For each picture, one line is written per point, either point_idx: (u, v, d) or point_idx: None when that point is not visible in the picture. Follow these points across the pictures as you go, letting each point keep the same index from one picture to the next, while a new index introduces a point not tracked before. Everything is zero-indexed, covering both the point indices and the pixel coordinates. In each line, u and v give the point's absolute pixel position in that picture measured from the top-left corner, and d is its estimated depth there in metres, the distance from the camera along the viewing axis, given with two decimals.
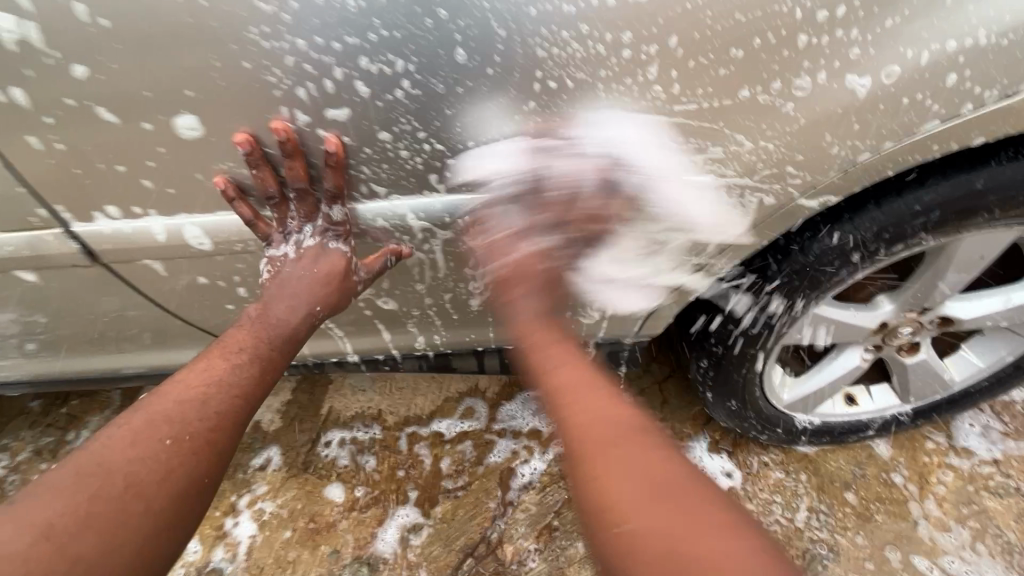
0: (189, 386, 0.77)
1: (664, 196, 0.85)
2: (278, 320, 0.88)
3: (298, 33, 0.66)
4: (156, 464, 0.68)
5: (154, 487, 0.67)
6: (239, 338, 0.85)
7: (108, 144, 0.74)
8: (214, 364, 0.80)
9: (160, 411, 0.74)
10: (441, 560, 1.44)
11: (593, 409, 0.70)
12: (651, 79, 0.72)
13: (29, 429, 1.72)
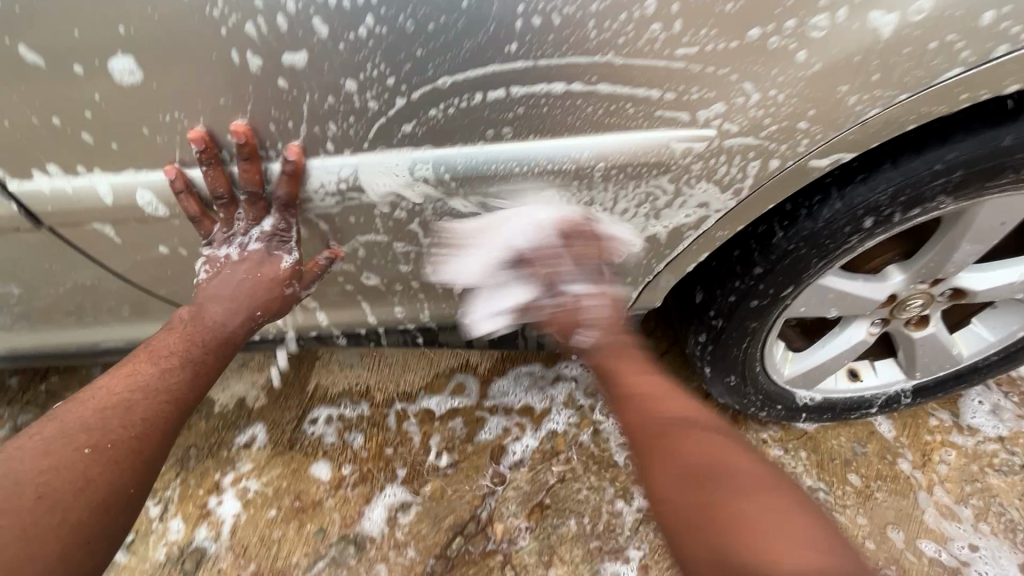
0: (113, 393, 0.79)
1: (667, 154, 0.77)
2: (208, 323, 0.89)
3: None
4: (71, 473, 0.71)
5: (68, 498, 0.70)
6: (169, 342, 0.86)
7: (40, 91, 0.66)
8: (141, 369, 0.83)
9: (77, 419, 0.76)
10: (430, 538, 1.41)
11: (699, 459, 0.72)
12: (649, 15, 0.64)
13: (7, 406, 1.67)
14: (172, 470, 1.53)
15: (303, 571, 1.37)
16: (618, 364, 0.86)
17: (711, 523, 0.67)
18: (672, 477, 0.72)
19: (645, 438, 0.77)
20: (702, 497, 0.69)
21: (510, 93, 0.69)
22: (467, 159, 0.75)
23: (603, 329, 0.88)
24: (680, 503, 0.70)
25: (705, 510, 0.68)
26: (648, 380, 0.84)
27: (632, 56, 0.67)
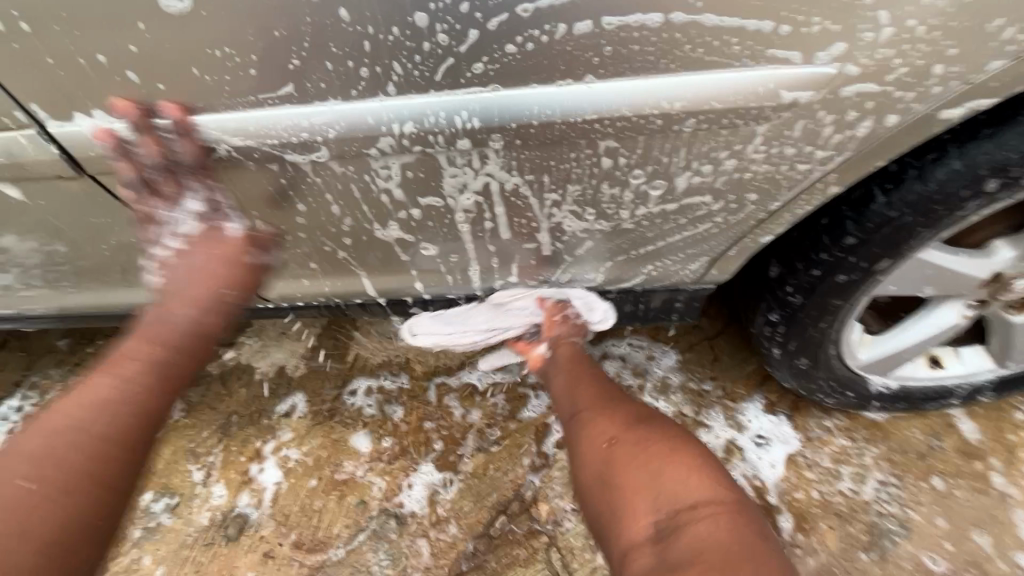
0: (65, 414, 0.75)
1: (774, 104, 0.67)
2: (167, 320, 0.85)
3: None
4: (15, 513, 0.67)
5: (12, 541, 0.66)
6: (127, 349, 0.83)
7: (80, 20, 0.58)
8: (98, 382, 0.78)
9: (25, 447, 0.72)
10: (472, 515, 1.36)
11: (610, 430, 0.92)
12: None
13: (57, 367, 1.68)
14: (214, 436, 1.52)
15: (344, 543, 1.35)
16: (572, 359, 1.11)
17: (621, 467, 0.85)
18: (600, 433, 0.93)
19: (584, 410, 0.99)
20: (619, 446, 0.88)
21: (600, 24, 0.59)
22: (544, 108, 0.66)
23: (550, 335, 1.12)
24: (603, 453, 0.89)
25: (620, 453, 0.87)
26: (586, 373, 1.08)
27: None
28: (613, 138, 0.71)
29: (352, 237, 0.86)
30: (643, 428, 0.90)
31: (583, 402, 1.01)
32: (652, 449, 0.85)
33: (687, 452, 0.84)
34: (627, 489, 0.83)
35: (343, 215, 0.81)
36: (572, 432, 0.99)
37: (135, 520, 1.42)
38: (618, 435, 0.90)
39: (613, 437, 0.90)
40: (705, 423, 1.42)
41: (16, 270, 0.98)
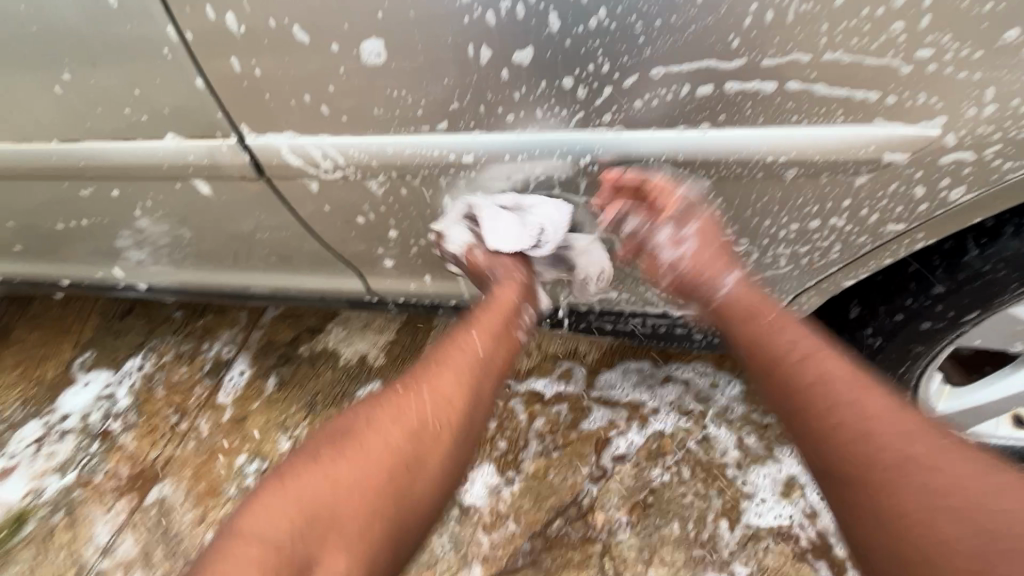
0: (459, 360, 0.90)
1: (874, 166, 0.72)
2: (491, 343, 0.92)
3: None
4: (424, 432, 0.84)
5: (418, 454, 0.83)
6: (448, 367, 0.90)
7: (300, 69, 0.73)
8: (472, 342, 0.92)
9: (444, 382, 0.88)
10: (531, 515, 1.44)
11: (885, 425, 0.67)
12: (896, 9, 0.58)
13: (172, 335, 1.89)
14: (302, 411, 1.67)
15: None
16: (770, 331, 0.79)
17: (895, 476, 0.63)
18: (855, 452, 0.66)
19: (831, 401, 0.70)
20: (939, 513, 0.60)
21: (722, 88, 0.67)
22: (659, 154, 0.75)
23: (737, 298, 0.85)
24: (885, 494, 0.63)
25: (872, 455, 0.65)
26: (828, 364, 0.74)
27: (863, 61, 0.62)
28: (715, 182, 0.79)
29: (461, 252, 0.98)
30: (904, 417, 0.68)
31: (835, 410, 0.70)
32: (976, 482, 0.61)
33: None
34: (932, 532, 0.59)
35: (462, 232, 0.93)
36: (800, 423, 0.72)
37: (230, 478, 1.57)
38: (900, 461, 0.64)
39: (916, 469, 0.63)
40: (773, 456, 1.47)
41: (169, 249, 1.13)
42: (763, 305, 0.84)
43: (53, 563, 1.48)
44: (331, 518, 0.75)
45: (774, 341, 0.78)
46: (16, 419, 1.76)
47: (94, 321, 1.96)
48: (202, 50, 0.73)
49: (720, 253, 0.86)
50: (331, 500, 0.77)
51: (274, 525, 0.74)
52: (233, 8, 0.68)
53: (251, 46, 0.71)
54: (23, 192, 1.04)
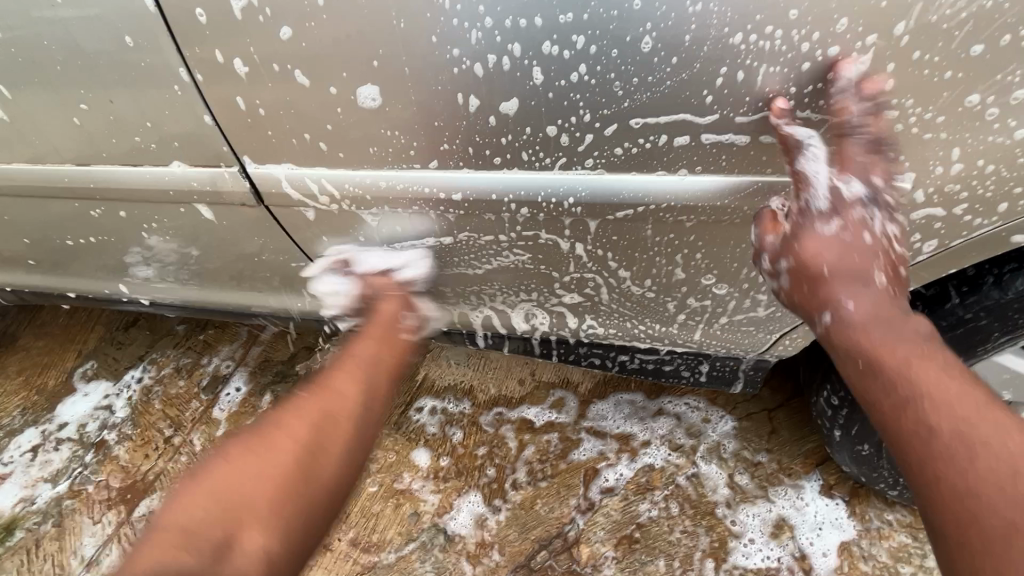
0: (356, 362, 0.94)
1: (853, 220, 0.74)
2: (386, 341, 0.98)
3: (487, 11, 0.63)
4: (336, 424, 0.86)
5: (332, 444, 0.84)
6: (348, 361, 0.95)
7: (300, 109, 0.77)
8: (370, 344, 0.97)
9: (348, 377, 0.92)
10: (516, 545, 1.43)
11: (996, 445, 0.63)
12: (861, 72, 0.61)
13: (173, 348, 1.92)
14: None
15: (396, 549, 1.45)
16: (890, 334, 0.72)
17: (1011, 489, 0.60)
18: (964, 472, 0.62)
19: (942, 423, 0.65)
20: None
21: (698, 139, 0.70)
22: (641, 197, 0.77)
23: (875, 304, 0.72)
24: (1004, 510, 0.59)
25: (985, 472, 0.61)
26: (936, 369, 0.69)
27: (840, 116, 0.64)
28: (695, 226, 0.82)
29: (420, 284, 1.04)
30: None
31: (939, 424, 0.65)
32: None
33: None
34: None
35: (453, 265, 0.98)
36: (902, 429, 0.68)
37: None
38: (1010, 471, 0.61)
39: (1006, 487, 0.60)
40: (763, 496, 1.46)
41: (172, 267, 1.17)
42: (893, 320, 0.72)
43: (37, 574, 1.48)
44: (247, 505, 0.75)
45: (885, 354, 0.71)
46: (15, 426, 1.78)
47: (98, 332, 2.00)
48: (209, 89, 0.77)
49: (855, 259, 0.73)
50: (248, 486, 0.77)
51: (191, 512, 0.75)
52: (241, 54, 0.73)
53: (255, 87, 0.76)
54: (36, 209, 1.09)
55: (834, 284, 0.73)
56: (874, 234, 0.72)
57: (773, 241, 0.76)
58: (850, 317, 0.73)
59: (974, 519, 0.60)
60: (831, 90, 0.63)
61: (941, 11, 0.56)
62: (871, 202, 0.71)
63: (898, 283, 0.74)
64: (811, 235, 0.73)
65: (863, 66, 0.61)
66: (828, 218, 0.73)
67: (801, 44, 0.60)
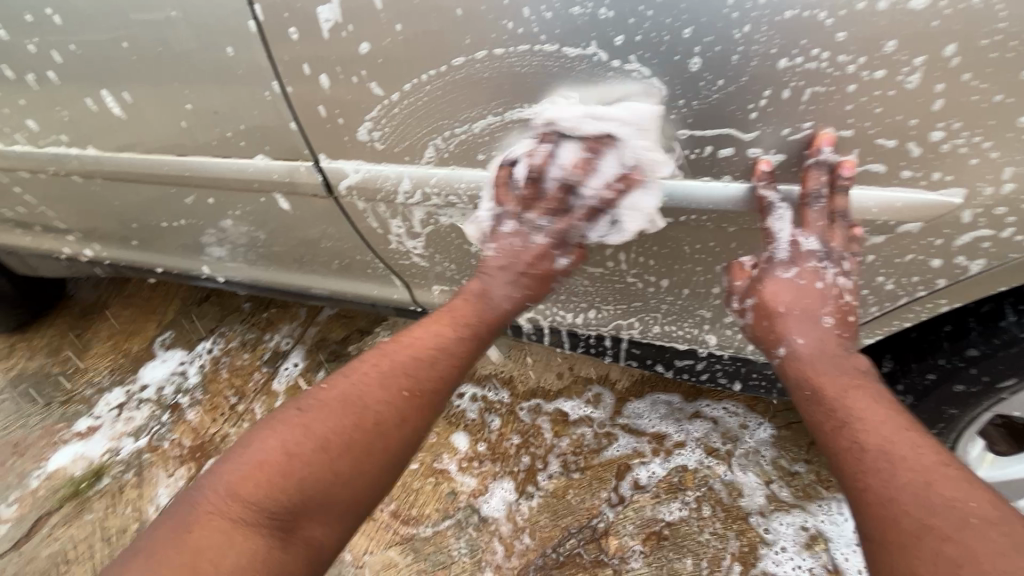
0: (426, 348, 0.89)
1: (888, 231, 0.77)
2: (469, 334, 0.92)
3: (547, 35, 0.69)
4: (393, 408, 0.83)
5: (388, 432, 0.82)
6: (427, 342, 0.90)
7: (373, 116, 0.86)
8: (445, 332, 0.91)
9: (417, 359, 0.88)
10: (546, 531, 1.48)
11: (913, 463, 0.68)
12: (909, 89, 0.63)
13: (240, 323, 2.10)
14: None
15: (432, 524, 1.53)
16: (832, 368, 0.80)
17: (923, 493, 0.65)
18: (888, 480, 0.68)
19: (868, 446, 0.71)
20: (969, 525, 0.61)
21: (743, 152, 0.73)
22: (684, 203, 0.81)
23: (820, 340, 0.82)
24: (916, 510, 0.64)
25: (903, 482, 0.67)
26: (866, 397, 0.76)
27: (847, 177, 0.71)
28: (737, 230, 0.84)
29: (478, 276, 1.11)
30: (949, 469, 0.67)
31: (868, 442, 0.72)
32: (965, 509, 0.63)
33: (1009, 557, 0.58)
34: (969, 540, 0.60)
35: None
36: (835, 448, 0.74)
37: None
38: (924, 479, 0.66)
39: (903, 489, 0.66)
40: (798, 506, 1.45)
41: (245, 248, 1.29)
42: (839, 358, 0.81)
43: (119, 516, 1.66)
44: (297, 487, 0.76)
45: (823, 386, 0.79)
46: (104, 384, 2.00)
47: (176, 305, 2.21)
48: (297, 97, 0.87)
49: (811, 299, 0.82)
50: (324, 463, 0.78)
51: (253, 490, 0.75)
52: (327, 71, 0.82)
53: (335, 98, 0.85)
54: (138, 195, 1.23)
55: (789, 322, 0.83)
56: (826, 282, 0.81)
57: (741, 284, 0.87)
58: (798, 352, 0.83)
59: (892, 522, 0.65)
60: (876, 110, 0.65)
61: (993, 35, 0.58)
62: (824, 258, 0.79)
63: (847, 328, 0.82)
64: (772, 279, 0.83)
65: (911, 85, 0.62)
66: (787, 266, 0.83)
67: (847, 66, 0.62)
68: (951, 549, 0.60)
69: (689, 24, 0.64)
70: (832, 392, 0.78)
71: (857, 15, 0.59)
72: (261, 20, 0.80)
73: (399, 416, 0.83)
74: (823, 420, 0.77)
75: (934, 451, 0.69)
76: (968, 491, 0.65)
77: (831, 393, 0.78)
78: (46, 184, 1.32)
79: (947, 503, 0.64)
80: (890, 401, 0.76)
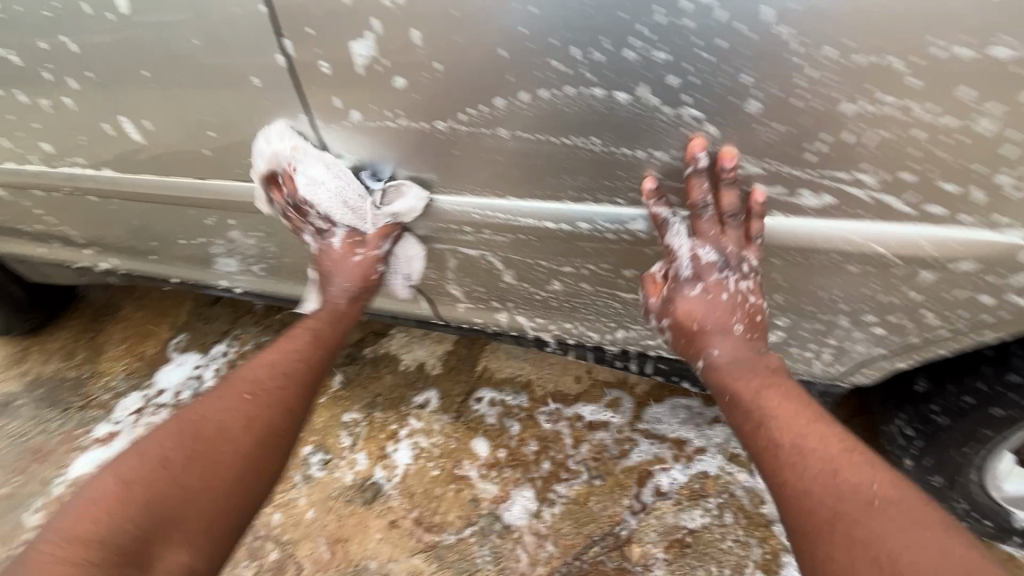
0: (270, 360, 1.02)
1: (938, 267, 0.74)
2: (320, 337, 1.08)
3: (598, 76, 0.68)
4: (241, 412, 0.93)
5: (240, 432, 0.91)
6: (274, 355, 1.03)
7: (420, 150, 0.86)
8: (289, 342, 1.06)
9: (257, 369, 1.00)
10: (569, 538, 1.49)
11: (815, 455, 0.75)
12: (983, 134, 0.62)
13: (254, 326, 2.10)
14: (362, 410, 1.83)
15: (455, 531, 1.54)
16: (748, 372, 0.86)
17: (833, 483, 0.72)
18: (800, 474, 0.74)
19: (781, 441, 0.78)
20: (874, 508, 0.68)
21: (800, 193, 0.74)
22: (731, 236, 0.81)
23: (735, 349, 0.87)
24: (826, 498, 0.71)
25: (814, 474, 0.73)
26: (780, 394, 0.83)
27: (728, 168, 0.72)
28: (783, 262, 0.85)
29: (505, 295, 1.10)
30: (853, 455, 0.74)
31: (782, 439, 0.78)
32: (866, 495, 0.69)
33: (907, 538, 0.64)
34: (875, 523, 0.66)
35: (533, 286, 1.04)
36: (756, 448, 0.80)
37: (297, 466, 1.73)
38: (832, 467, 0.73)
39: (815, 481, 0.72)
40: None
41: (252, 261, 1.28)
42: (749, 361, 0.87)
43: None
44: (151, 505, 0.80)
45: (738, 391, 0.85)
46: (120, 389, 2.00)
47: (189, 307, 2.21)
48: (325, 130, 0.88)
49: (723, 309, 0.87)
50: (178, 475, 0.84)
51: (105, 522, 0.77)
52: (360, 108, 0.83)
53: (373, 131, 0.85)
54: (157, 215, 1.21)
55: (706, 335, 0.89)
56: (731, 292, 0.86)
57: (655, 301, 0.90)
58: (717, 362, 0.88)
59: (808, 508, 0.71)
60: (942, 156, 0.65)
61: None
62: (724, 267, 0.84)
63: (756, 329, 0.87)
64: (683, 297, 0.88)
65: (986, 131, 0.61)
66: (694, 283, 0.88)
67: (918, 113, 0.62)
68: (859, 533, 0.66)
69: (750, 70, 0.64)
70: (746, 396, 0.84)
71: (934, 65, 0.59)
72: (290, 55, 0.79)
73: (258, 415, 0.94)
74: (747, 423, 0.83)
75: (839, 440, 0.76)
76: (868, 474, 0.72)
77: (743, 399, 0.84)
78: (62, 203, 1.30)
79: (850, 490, 0.70)
80: (799, 396, 0.83)
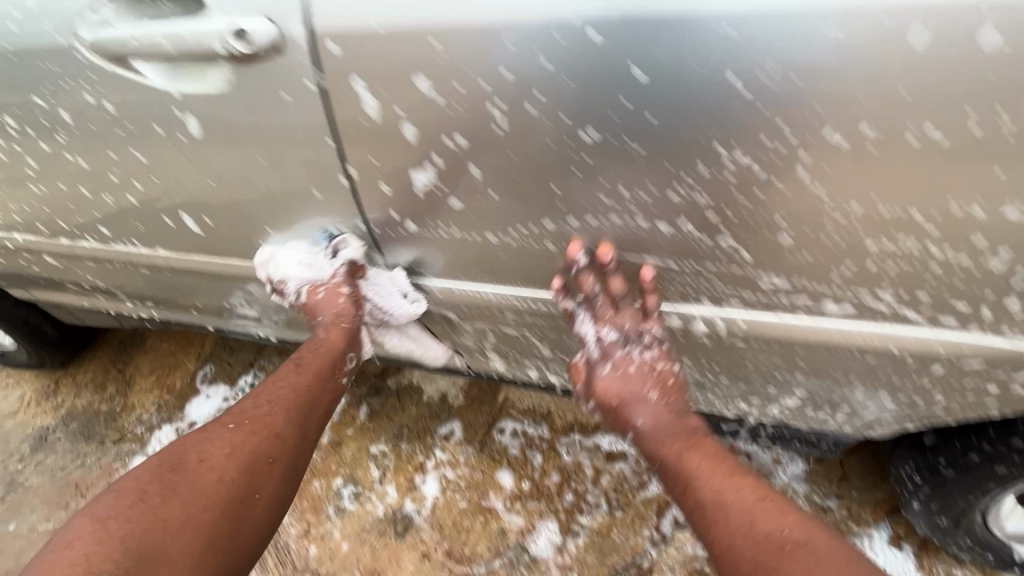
0: (259, 395, 1.11)
1: (952, 364, 0.84)
2: (312, 372, 1.16)
3: (654, 213, 0.80)
4: (229, 441, 1.01)
5: (225, 461, 0.98)
6: (262, 392, 1.12)
7: (480, 256, 0.97)
8: (279, 377, 1.15)
9: (244, 405, 1.09)
10: (594, 569, 1.58)
11: (734, 506, 0.89)
12: (995, 268, 0.72)
13: (279, 355, 2.17)
14: (389, 442, 1.90)
15: (485, 563, 1.63)
16: (670, 435, 1.02)
17: (753, 531, 0.85)
18: (724, 528, 0.88)
19: (704, 497, 0.93)
20: (786, 551, 0.80)
21: (824, 304, 0.84)
22: (760, 326, 0.90)
23: (655, 415, 1.03)
24: (753, 550, 0.83)
25: (738, 526, 0.86)
26: (700, 455, 0.99)
27: (608, 259, 0.87)
28: (804, 353, 0.92)
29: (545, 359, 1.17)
30: (767, 504, 0.88)
31: (705, 496, 0.93)
32: (781, 541, 0.82)
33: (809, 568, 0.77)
34: (787, 564, 0.79)
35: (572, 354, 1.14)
36: (690, 506, 0.95)
37: (330, 498, 1.81)
38: (749, 518, 0.86)
39: (736, 534, 0.86)
40: None
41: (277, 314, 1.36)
42: (663, 419, 1.03)
43: None
44: (133, 536, 0.84)
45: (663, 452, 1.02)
46: (153, 422, 2.07)
47: (212, 337, 2.27)
48: (374, 234, 0.99)
49: (633, 379, 1.04)
50: (158, 504, 0.89)
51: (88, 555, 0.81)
52: (416, 221, 0.95)
53: (437, 238, 0.97)
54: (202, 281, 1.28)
55: (630, 408, 1.06)
56: (637, 364, 1.03)
57: (581, 387, 1.10)
58: (644, 430, 1.05)
59: (733, 560, 0.84)
60: (954, 284, 0.76)
61: None
62: (626, 344, 1.02)
63: (669, 392, 1.02)
64: (600, 377, 1.08)
65: (996, 267, 0.72)
66: (605, 361, 1.07)
67: (934, 253, 0.73)
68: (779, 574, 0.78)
69: (784, 215, 0.76)
70: (674, 461, 1.00)
71: (948, 221, 0.70)
72: (353, 179, 0.90)
73: (242, 443, 1.01)
74: (678, 484, 0.98)
75: (752, 492, 0.90)
76: (780, 518, 0.85)
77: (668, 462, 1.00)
78: (109, 268, 1.36)
79: (768, 536, 0.83)
80: (716, 454, 0.99)
